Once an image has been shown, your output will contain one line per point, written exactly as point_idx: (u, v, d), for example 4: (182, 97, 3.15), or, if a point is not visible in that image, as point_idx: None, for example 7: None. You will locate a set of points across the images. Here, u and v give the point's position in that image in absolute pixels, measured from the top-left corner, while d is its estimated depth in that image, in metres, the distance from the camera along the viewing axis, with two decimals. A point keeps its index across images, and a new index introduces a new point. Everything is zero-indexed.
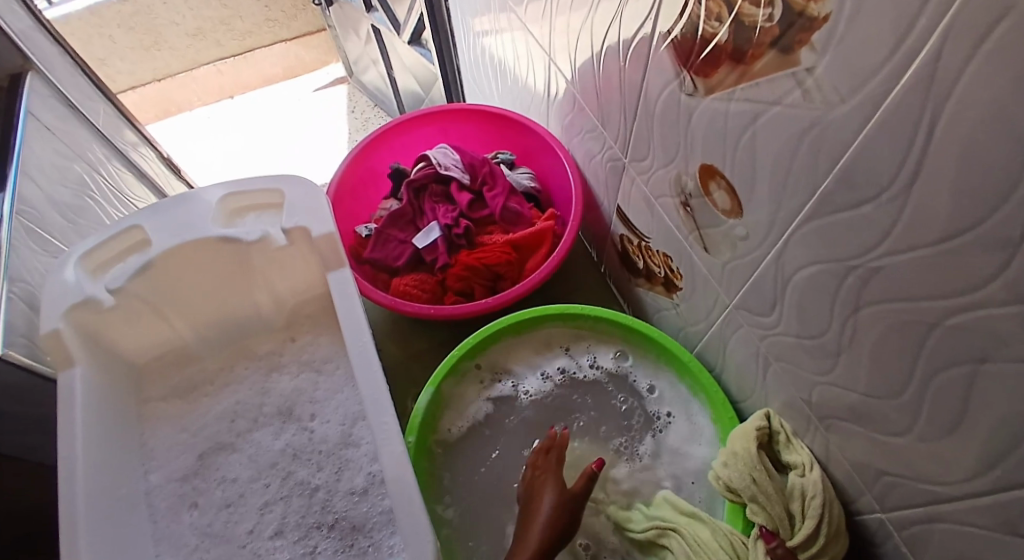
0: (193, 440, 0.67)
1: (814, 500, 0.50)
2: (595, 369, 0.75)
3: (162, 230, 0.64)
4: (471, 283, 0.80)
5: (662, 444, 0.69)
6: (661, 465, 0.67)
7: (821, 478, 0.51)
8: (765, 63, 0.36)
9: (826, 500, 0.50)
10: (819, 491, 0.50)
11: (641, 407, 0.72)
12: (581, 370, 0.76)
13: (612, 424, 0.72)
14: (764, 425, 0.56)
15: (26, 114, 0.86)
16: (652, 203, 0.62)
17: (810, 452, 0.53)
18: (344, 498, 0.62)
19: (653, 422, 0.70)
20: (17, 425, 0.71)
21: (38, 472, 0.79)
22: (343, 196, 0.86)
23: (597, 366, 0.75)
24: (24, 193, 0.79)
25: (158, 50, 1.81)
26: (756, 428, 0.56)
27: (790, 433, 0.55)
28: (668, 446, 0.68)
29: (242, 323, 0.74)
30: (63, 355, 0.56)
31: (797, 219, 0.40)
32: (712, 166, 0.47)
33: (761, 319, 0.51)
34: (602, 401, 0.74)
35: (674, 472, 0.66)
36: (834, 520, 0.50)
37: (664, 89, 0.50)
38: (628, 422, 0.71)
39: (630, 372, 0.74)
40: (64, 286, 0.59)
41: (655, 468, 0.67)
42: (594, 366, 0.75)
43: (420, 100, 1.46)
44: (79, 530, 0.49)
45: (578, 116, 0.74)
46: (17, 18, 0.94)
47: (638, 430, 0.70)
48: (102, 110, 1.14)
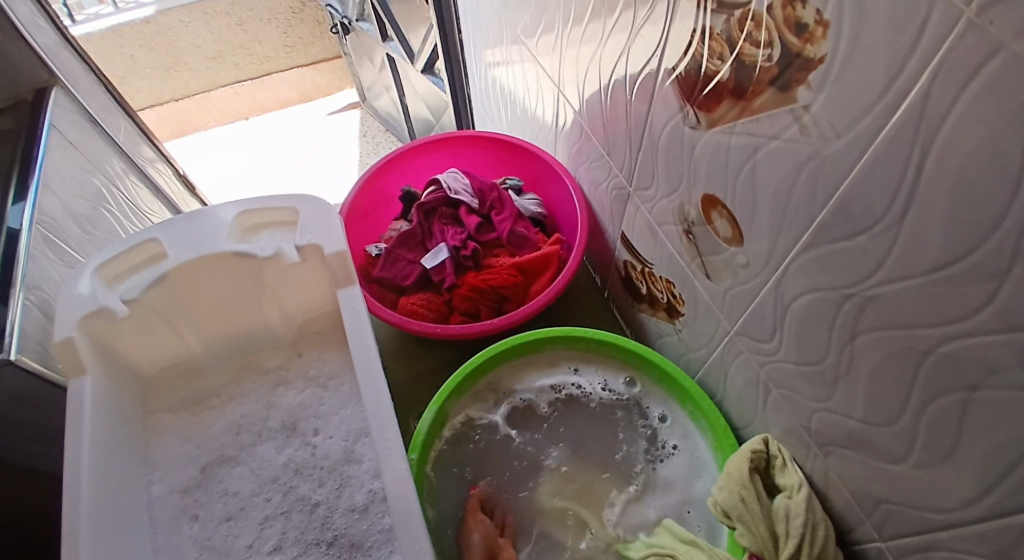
0: (198, 452, 0.67)
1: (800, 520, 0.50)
2: (606, 393, 0.75)
3: (177, 244, 0.66)
4: (477, 304, 0.82)
5: (663, 472, 0.69)
6: (657, 497, 0.67)
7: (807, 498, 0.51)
8: (764, 99, 0.38)
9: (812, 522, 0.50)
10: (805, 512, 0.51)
11: (648, 436, 0.72)
12: (590, 398, 0.75)
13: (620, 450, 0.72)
14: (758, 448, 0.56)
15: (49, 129, 0.90)
16: (656, 230, 0.63)
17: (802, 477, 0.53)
18: (344, 516, 0.62)
19: (659, 452, 0.70)
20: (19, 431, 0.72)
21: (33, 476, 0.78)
22: (354, 215, 0.88)
23: (608, 390, 0.76)
24: (44, 203, 0.82)
25: (177, 71, 1.86)
26: (752, 450, 0.56)
27: (786, 458, 0.55)
28: (669, 476, 0.68)
29: (252, 338, 0.75)
30: (74, 362, 0.57)
31: (795, 248, 0.42)
32: (714, 196, 0.49)
33: (762, 345, 0.52)
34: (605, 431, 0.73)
35: (671, 503, 0.67)
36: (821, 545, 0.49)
37: (668, 123, 0.52)
38: (633, 450, 0.71)
39: (638, 401, 0.74)
40: (80, 296, 0.61)
41: (652, 499, 0.67)
42: (605, 390, 0.76)
43: (430, 126, 1.50)
44: (80, 536, 0.49)
45: (584, 146, 0.77)
46: (44, 34, 0.98)
47: (642, 458, 0.70)
48: (123, 126, 1.17)
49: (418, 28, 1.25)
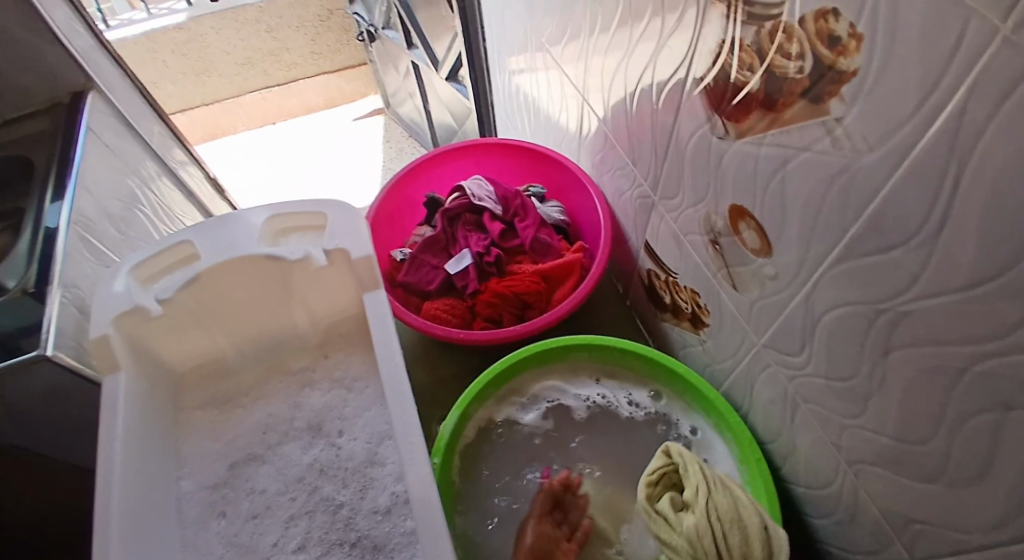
0: (227, 450, 0.69)
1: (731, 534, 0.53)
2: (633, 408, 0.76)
3: (209, 247, 0.68)
4: (500, 310, 0.82)
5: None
6: None
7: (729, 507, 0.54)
8: (795, 111, 0.38)
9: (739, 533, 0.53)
10: (732, 524, 0.53)
11: (682, 447, 0.72)
12: (617, 408, 0.76)
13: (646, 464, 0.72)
14: (662, 465, 0.60)
15: (86, 132, 0.93)
16: (682, 240, 0.64)
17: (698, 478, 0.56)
18: (367, 517, 0.63)
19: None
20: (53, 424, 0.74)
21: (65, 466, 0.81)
22: (380, 221, 0.90)
23: (634, 405, 0.76)
24: (81, 204, 0.84)
25: (208, 76, 1.90)
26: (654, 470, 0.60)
27: (684, 466, 0.58)
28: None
29: (281, 340, 0.77)
30: (109, 360, 0.59)
31: (826, 261, 0.42)
32: (742, 207, 0.49)
33: (790, 359, 0.52)
34: (630, 441, 0.74)
35: None
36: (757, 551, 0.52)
37: (695, 132, 0.52)
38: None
39: (666, 416, 0.74)
40: (115, 294, 0.63)
41: None
42: (630, 402, 0.76)
43: (453, 133, 1.51)
44: (110, 528, 0.51)
45: (608, 154, 0.77)
46: (79, 38, 1.00)
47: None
48: (157, 130, 1.21)
49: (443, 36, 1.26)
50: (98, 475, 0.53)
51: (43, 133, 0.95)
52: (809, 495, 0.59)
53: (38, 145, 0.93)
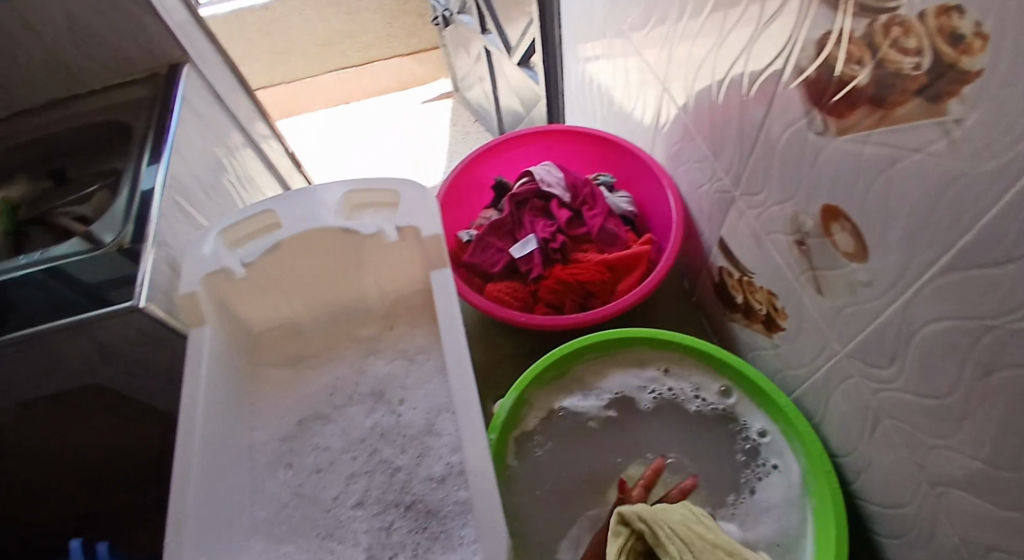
0: (297, 406, 0.73)
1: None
2: (699, 400, 0.75)
3: (289, 215, 0.72)
4: (563, 298, 0.83)
5: (761, 491, 0.67)
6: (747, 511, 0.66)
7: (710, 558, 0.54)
8: (908, 109, 0.37)
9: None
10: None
11: (749, 451, 0.70)
12: (681, 401, 0.75)
13: (710, 462, 0.71)
14: (621, 547, 0.56)
15: (180, 102, 0.99)
16: (763, 239, 0.63)
17: (676, 554, 0.54)
18: (422, 483, 0.65)
19: (758, 468, 0.69)
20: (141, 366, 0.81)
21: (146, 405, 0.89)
22: (449, 201, 0.92)
23: (700, 399, 0.75)
24: (176, 169, 0.91)
25: (289, 55, 1.99)
26: (619, 550, 0.56)
27: (653, 535, 0.55)
28: (767, 498, 0.67)
29: (351, 309, 0.80)
30: (196, 315, 0.65)
31: (930, 272, 0.40)
32: (836, 207, 0.48)
33: (875, 371, 0.50)
34: (692, 437, 0.73)
35: (761, 521, 0.65)
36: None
37: (790, 127, 0.51)
38: (732, 463, 0.70)
39: (732, 414, 0.73)
40: (204, 256, 0.68)
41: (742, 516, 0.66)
42: (697, 395, 0.75)
43: (519, 119, 1.52)
44: (191, 467, 0.56)
45: (687, 146, 0.76)
46: (176, 12, 1.05)
47: (744, 475, 0.69)
48: (241, 100, 1.27)
49: (516, 22, 1.26)
50: (180, 428, 0.57)
51: (143, 100, 1.03)
52: (881, 513, 0.58)
53: (138, 112, 1.02)
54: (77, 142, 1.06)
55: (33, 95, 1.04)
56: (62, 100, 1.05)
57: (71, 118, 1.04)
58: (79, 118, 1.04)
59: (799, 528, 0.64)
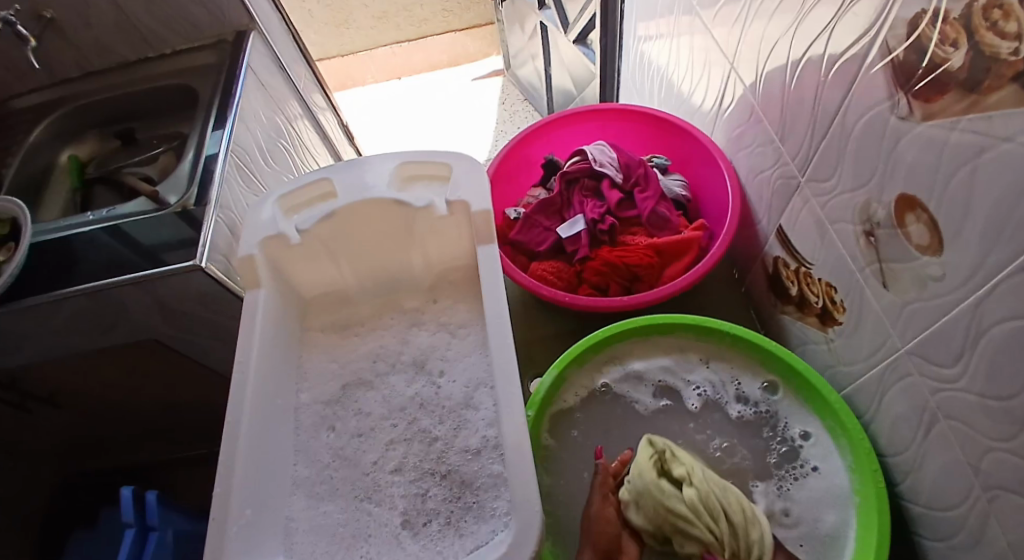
0: (342, 371, 0.76)
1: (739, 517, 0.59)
2: (741, 396, 0.73)
3: (345, 185, 0.73)
4: (609, 280, 0.82)
5: (794, 492, 0.65)
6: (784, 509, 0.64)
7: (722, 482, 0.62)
8: (1002, 96, 0.33)
9: (746, 514, 0.60)
10: (737, 507, 0.60)
11: (786, 451, 0.68)
12: (722, 394, 0.74)
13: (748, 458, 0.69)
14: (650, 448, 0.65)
15: (247, 70, 1.02)
16: (826, 228, 0.60)
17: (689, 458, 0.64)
18: (458, 454, 0.66)
19: (792, 470, 0.67)
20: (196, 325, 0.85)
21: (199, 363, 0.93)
22: (499, 177, 0.92)
23: (743, 394, 0.73)
24: (239, 135, 0.94)
25: (346, 28, 1.97)
26: (647, 453, 0.64)
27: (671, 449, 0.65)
28: (802, 501, 0.64)
29: (398, 280, 0.82)
30: (253, 277, 0.67)
31: (1009, 268, 0.37)
32: (913, 197, 0.45)
33: (937, 370, 0.47)
34: (730, 431, 0.71)
35: (798, 521, 0.63)
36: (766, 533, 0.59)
37: (872, 110, 0.48)
38: (770, 460, 0.68)
39: (774, 414, 0.71)
40: (264, 220, 0.71)
41: (778, 516, 0.64)
42: (739, 391, 0.73)
43: (571, 99, 1.50)
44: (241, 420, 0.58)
45: (751, 128, 0.73)
46: None
47: (774, 474, 0.67)
48: (303, 73, 1.30)
49: None
50: (234, 380, 0.61)
51: (208, 67, 1.06)
52: (927, 516, 0.55)
53: (204, 78, 1.05)
54: (143, 103, 1.11)
55: (109, 60, 1.09)
56: (133, 63, 1.10)
57: (140, 80, 1.08)
58: (147, 81, 1.08)
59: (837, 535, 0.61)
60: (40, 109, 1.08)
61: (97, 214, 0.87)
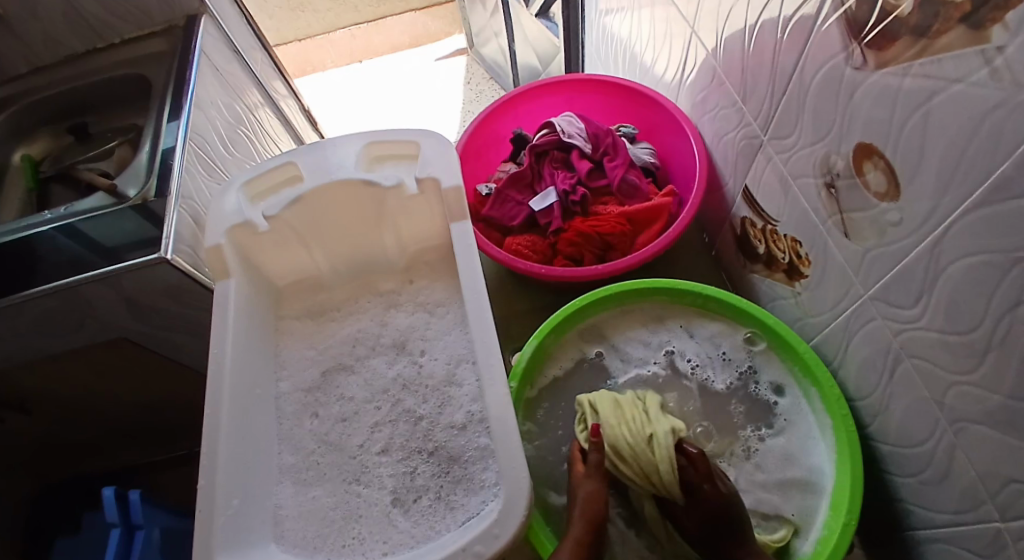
0: (320, 357, 0.75)
1: (645, 463, 0.61)
2: (720, 351, 0.75)
3: (310, 168, 0.72)
4: (582, 250, 0.83)
5: (778, 438, 0.68)
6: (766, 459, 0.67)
7: (638, 429, 0.63)
8: (951, 38, 0.34)
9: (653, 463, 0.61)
10: (638, 451, 0.61)
11: (765, 399, 0.71)
12: (700, 351, 0.76)
13: (728, 413, 0.71)
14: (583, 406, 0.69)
15: (200, 56, 0.98)
16: (789, 183, 0.61)
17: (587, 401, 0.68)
18: (444, 430, 0.67)
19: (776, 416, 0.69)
20: (168, 319, 0.83)
21: (173, 358, 0.91)
22: (468, 154, 0.91)
23: (722, 349, 0.75)
24: (197, 124, 0.91)
25: (301, 12, 1.95)
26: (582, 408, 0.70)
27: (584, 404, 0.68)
28: (793, 442, 0.67)
29: (371, 263, 0.81)
30: (221, 267, 0.65)
31: (964, 206, 0.38)
32: (871, 145, 0.46)
33: (900, 312, 0.49)
34: (712, 388, 0.74)
35: (778, 468, 0.66)
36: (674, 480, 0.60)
37: (828, 63, 0.49)
38: (751, 414, 0.71)
39: (755, 366, 0.73)
40: (230, 208, 0.69)
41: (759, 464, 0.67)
42: (726, 358, 0.75)
43: (536, 74, 1.49)
44: (222, 410, 0.58)
45: (714, 92, 0.73)
46: None
47: (762, 425, 0.70)
48: (260, 58, 1.26)
49: None
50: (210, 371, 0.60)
51: (161, 54, 1.02)
52: (897, 453, 0.58)
53: (156, 65, 1.01)
54: (95, 95, 1.06)
55: (57, 52, 1.05)
56: (82, 55, 1.05)
57: (90, 73, 1.04)
58: (98, 73, 1.04)
59: (821, 485, 0.64)
60: None
61: (54, 213, 0.83)
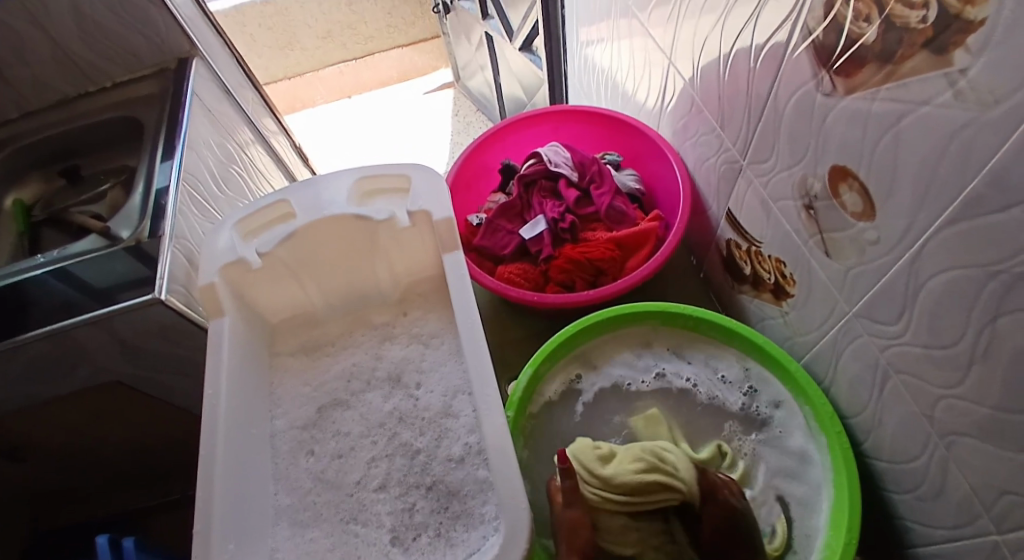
0: (315, 393, 0.74)
1: (666, 473, 0.61)
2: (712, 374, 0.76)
3: (302, 206, 0.73)
4: (573, 276, 0.83)
5: (775, 456, 0.68)
6: (764, 479, 0.67)
7: (648, 446, 0.63)
8: (916, 63, 0.36)
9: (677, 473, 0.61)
10: (659, 465, 0.61)
11: (758, 419, 0.72)
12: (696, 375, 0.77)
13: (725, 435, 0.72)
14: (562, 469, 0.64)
15: (191, 99, 1.00)
16: (770, 206, 0.63)
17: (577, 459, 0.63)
18: (442, 464, 0.66)
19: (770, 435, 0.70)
20: (160, 360, 0.83)
21: (164, 399, 0.90)
22: (457, 185, 0.93)
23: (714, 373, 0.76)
24: (190, 165, 0.92)
25: (291, 50, 1.98)
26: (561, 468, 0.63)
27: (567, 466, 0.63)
28: (791, 461, 0.68)
29: (364, 297, 0.81)
30: (215, 306, 0.66)
31: (938, 223, 0.40)
32: (845, 168, 0.48)
33: (885, 329, 0.50)
34: (707, 409, 0.74)
35: (777, 488, 0.66)
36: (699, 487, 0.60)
37: (799, 89, 0.51)
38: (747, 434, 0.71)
39: (748, 386, 0.74)
40: (222, 247, 0.70)
41: (757, 484, 0.67)
42: (717, 380, 0.76)
43: (522, 105, 1.52)
44: (215, 451, 0.57)
45: (693, 119, 0.76)
46: (184, 8, 1.06)
47: (759, 445, 0.70)
48: (251, 98, 1.28)
49: (518, 4, 1.25)
50: (204, 413, 0.59)
51: (152, 97, 1.04)
52: (892, 470, 0.58)
53: (147, 108, 1.03)
54: (86, 138, 1.08)
55: (47, 97, 1.06)
56: (73, 99, 1.07)
57: (81, 117, 1.05)
58: (89, 116, 1.05)
59: (819, 504, 0.63)
60: None
61: (46, 256, 0.84)
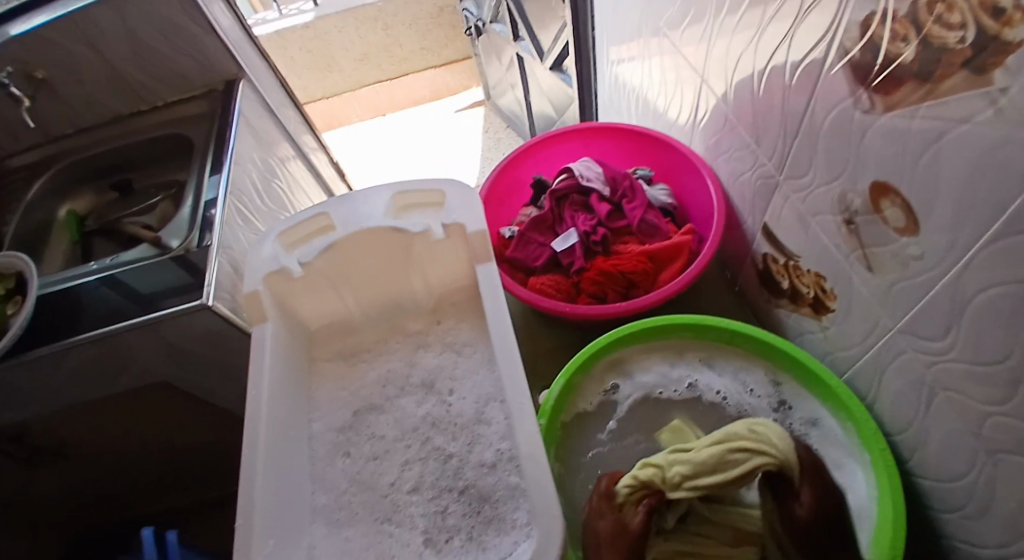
0: (352, 397, 0.77)
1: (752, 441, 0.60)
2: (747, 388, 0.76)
3: (341, 218, 0.76)
4: (605, 288, 0.84)
5: None
6: None
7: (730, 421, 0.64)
8: (955, 81, 0.37)
9: (771, 443, 0.60)
10: (748, 436, 0.60)
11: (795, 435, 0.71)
12: (730, 388, 0.77)
13: None
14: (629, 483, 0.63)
15: (239, 117, 1.06)
16: (808, 221, 0.63)
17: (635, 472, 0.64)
18: (474, 469, 0.67)
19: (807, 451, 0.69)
20: (205, 362, 0.86)
21: (204, 399, 0.94)
22: (491, 199, 0.96)
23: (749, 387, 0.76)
24: (237, 178, 0.97)
25: (329, 71, 2.06)
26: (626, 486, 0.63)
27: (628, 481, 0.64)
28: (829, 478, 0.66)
29: (400, 305, 0.84)
30: (259, 312, 0.69)
31: (981, 239, 0.40)
32: (885, 183, 0.49)
33: (929, 344, 0.50)
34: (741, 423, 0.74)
35: None
36: (797, 457, 0.59)
37: (837, 106, 0.52)
38: None
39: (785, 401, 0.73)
40: (267, 256, 0.73)
41: None
42: (751, 394, 0.75)
43: (551, 122, 1.55)
44: (259, 449, 0.60)
45: (727, 135, 0.77)
46: (233, 32, 1.12)
47: None
48: (292, 116, 1.34)
49: (550, 26, 1.29)
50: (248, 411, 0.62)
51: (201, 116, 1.10)
52: (937, 488, 0.57)
53: (196, 125, 1.09)
54: (138, 153, 1.14)
55: (102, 114, 1.13)
56: (127, 117, 1.14)
57: (134, 133, 1.12)
58: (141, 133, 1.11)
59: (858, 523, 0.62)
60: (33, 167, 1.11)
61: (99, 263, 0.88)
